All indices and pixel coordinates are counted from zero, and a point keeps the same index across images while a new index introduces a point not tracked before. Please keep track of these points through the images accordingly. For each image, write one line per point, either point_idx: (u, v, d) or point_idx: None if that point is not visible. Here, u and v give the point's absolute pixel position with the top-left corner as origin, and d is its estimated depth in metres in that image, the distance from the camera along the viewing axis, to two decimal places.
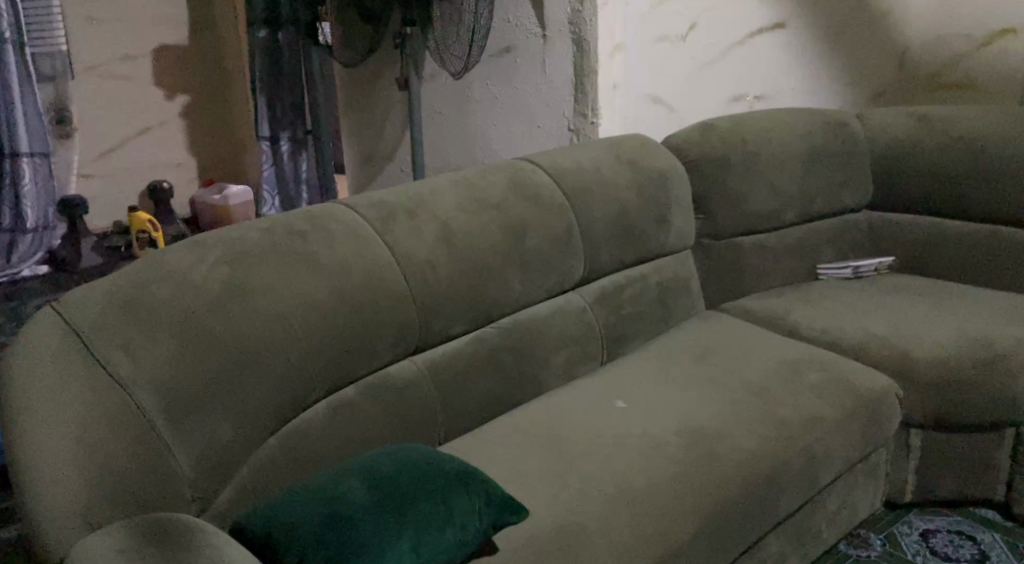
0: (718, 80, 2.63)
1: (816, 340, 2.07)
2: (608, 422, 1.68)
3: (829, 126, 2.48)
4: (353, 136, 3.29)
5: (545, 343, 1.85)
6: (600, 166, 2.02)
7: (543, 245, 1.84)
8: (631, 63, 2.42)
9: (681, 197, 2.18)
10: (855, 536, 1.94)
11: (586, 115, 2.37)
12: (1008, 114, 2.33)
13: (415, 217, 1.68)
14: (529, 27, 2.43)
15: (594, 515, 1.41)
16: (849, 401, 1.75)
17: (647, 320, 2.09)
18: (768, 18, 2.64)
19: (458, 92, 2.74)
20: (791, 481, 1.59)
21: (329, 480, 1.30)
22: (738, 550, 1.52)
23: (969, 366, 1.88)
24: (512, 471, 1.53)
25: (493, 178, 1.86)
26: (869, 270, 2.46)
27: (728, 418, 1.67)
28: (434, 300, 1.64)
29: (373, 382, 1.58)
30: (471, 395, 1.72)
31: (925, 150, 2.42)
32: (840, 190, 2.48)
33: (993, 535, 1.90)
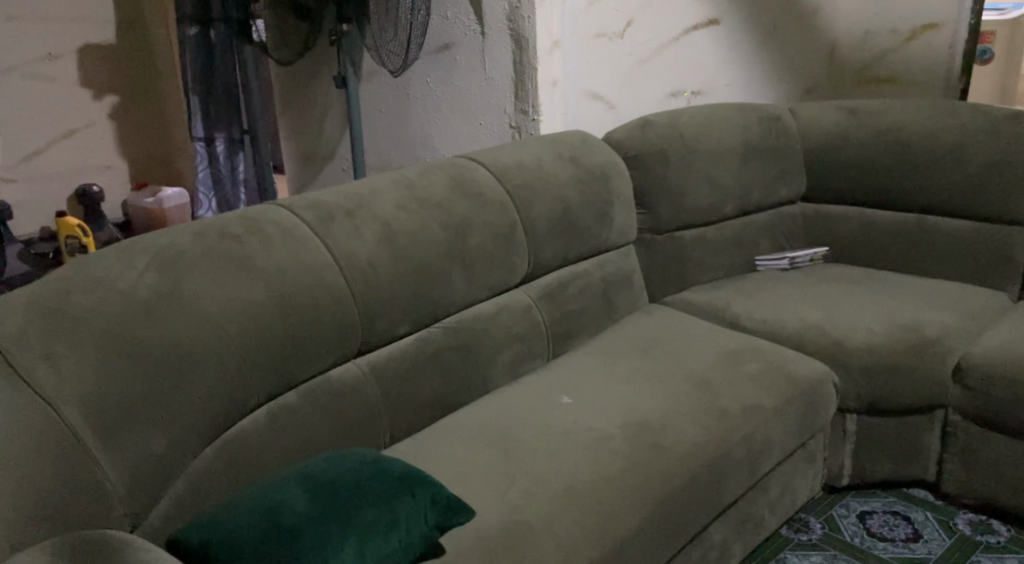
0: (656, 76, 2.64)
1: (755, 331, 2.11)
2: (553, 418, 1.69)
3: (764, 121, 2.53)
4: (292, 136, 3.23)
5: (490, 341, 1.85)
6: (542, 163, 2.03)
7: (486, 242, 1.84)
8: (570, 60, 2.40)
9: (622, 193, 2.20)
10: (797, 521, 1.99)
11: (527, 112, 2.37)
12: (931, 108, 2.42)
13: (356, 217, 1.66)
14: (468, 23, 2.42)
15: (540, 512, 1.41)
16: (787, 389, 1.80)
17: (591, 315, 2.10)
18: (702, 15, 2.68)
19: (398, 90, 2.71)
20: (733, 471, 1.62)
21: (270, 489, 1.27)
22: (683, 541, 1.54)
23: (899, 351, 1.94)
24: (458, 471, 1.53)
25: (434, 176, 1.85)
26: (803, 261, 2.54)
27: (671, 410, 1.70)
28: (376, 301, 1.62)
29: (314, 387, 1.55)
30: (417, 395, 1.71)
31: (855, 143, 2.50)
32: (776, 183, 2.53)
33: (925, 514, 1.97)
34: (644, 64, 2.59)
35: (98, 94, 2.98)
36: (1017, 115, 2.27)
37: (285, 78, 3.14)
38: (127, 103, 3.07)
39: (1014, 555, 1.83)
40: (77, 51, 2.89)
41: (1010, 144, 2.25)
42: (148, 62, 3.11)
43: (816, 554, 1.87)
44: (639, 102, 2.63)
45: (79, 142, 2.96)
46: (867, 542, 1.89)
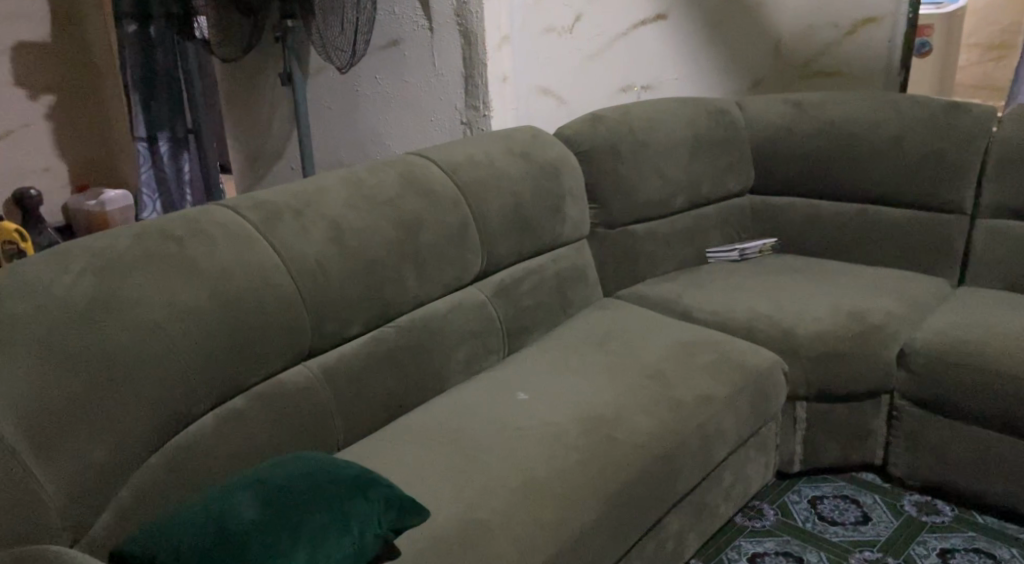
0: (606, 71, 2.65)
1: (708, 322, 2.14)
2: (508, 415, 1.68)
3: (711, 114, 2.56)
4: (238, 135, 3.17)
5: (444, 339, 1.83)
6: (493, 159, 2.02)
7: (437, 239, 1.82)
8: (519, 55, 2.40)
9: (573, 188, 2.20)
10: (750, 508, 2.02)
11: (478, 108, 2.35)
12: (873, 101, 2.48)
13: (304, 216, 1.64)
14: (416, 19, 2.40)
15: (497, 510, 1.40)
16: (738, 378, 1.82)
17: (546, 310, 2.10)
18: (650, 10, 2.70)
19: (347, 86, 2.68)
20: (687, 461, 1.64)
21: (218, 497, 1.24)
22: (639, 532, 1.55)
23: (846, 338, 1.99)
24: (414, 471, 1.51)
25: (384, 173, 1.82)
26: (753, 252, 2.58)
27: (625, 402, 1.71)
28: (326, 301, 1.60)
29: (264, 391, 1.52)
30: (371, 396, 1.68)
31: (800, 135, 2.54)
32: (725, 176, 2.56)
33: (874, 497, 2.02)
34: (593, 59, 2.60)
35: (34, 95, 2.88)
36: (952, 106, 2.34)
37: (229, 76, 3.08)
38: (65, 103, 2.98)
39: (957, 533, 1.89)
40: (10, 50, 2.79)
41: (946, 134, 2.31)
42: (85, 61, 3.01)
43: (769, 540, 1.90)
44: (589, 98, 2.64)
45: (15, 144, 2.86)
46: (819, 526, 1.93)
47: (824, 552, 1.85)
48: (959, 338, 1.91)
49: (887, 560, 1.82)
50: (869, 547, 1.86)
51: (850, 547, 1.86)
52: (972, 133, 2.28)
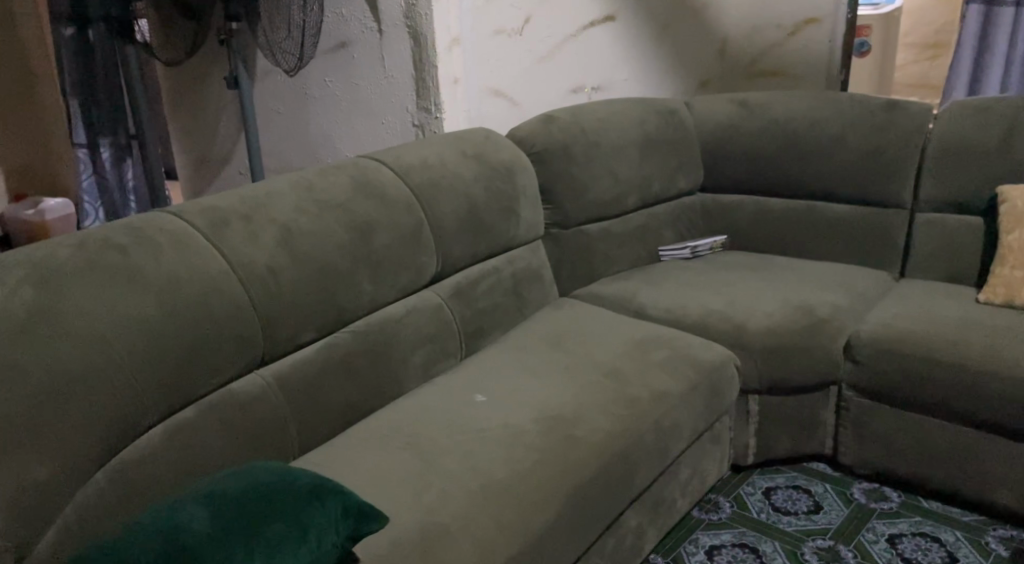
0: (557, 73, 2.67)
1: (662, 319, 2.16)
2: (466, 417, 1.68)
3: (661, 114, 2.59)
4: (184, 140, 3.11)
5: (401, 343, 1.82)
6: (446, 162, 2.02)
7: (391, 243, 1.81)
8: (471, 57, 2.39)
9: (527, 188, 2.21)
10: (707, 501, 2.05)
11: (429, 110, 2.34)
12: (816, 100, 2.54)
13: (254, 222, 1.61)
14: (364, 21, 2.39)
15: (456, 513, 1.40)
16: (692, 374, 1.85)
17: (502, 311, 2.11)
18: (598, 11, 2.72)
19: (295, 90, 2.65)
20: (644, 457, 1.66)
21: (170, 511, 1.22)
22: (598, 530, 1.57)
23: (796, 332, 2.03)
24: (372, 477, 1.50)
25: (335, 177, 1.81)
26: (704, 249, 2.62)
27: (582, 401, 1.72)
28: (279, 307, 1.58)
29: (214, 400, 1.50)
30: (327, 402, 1.67)
31: (747, 134, 2.59)
32: (675, 175, 2.60)
33: (825, 486, 2.07)
34: (544, 61, 2.61)
35: None
36: (891, 104, 2.41)
37: (173, 79, 3.02)
38: None
39: (905, 519, 1.94)
40: None
41: (887, 131, 2.37)
42: None
43: (726, 532, 1.94)
44: (541, 99, 2.65)
45: None
46: (773, 516, 1.97)
47: (778, 542, 1.89)
48: (902, 329, 1.97)
49: (839, 547, 1.86)
50: (822, 535, 1.90)
51: (804, 537, 1.90)
52: (911, 130, 2.34)
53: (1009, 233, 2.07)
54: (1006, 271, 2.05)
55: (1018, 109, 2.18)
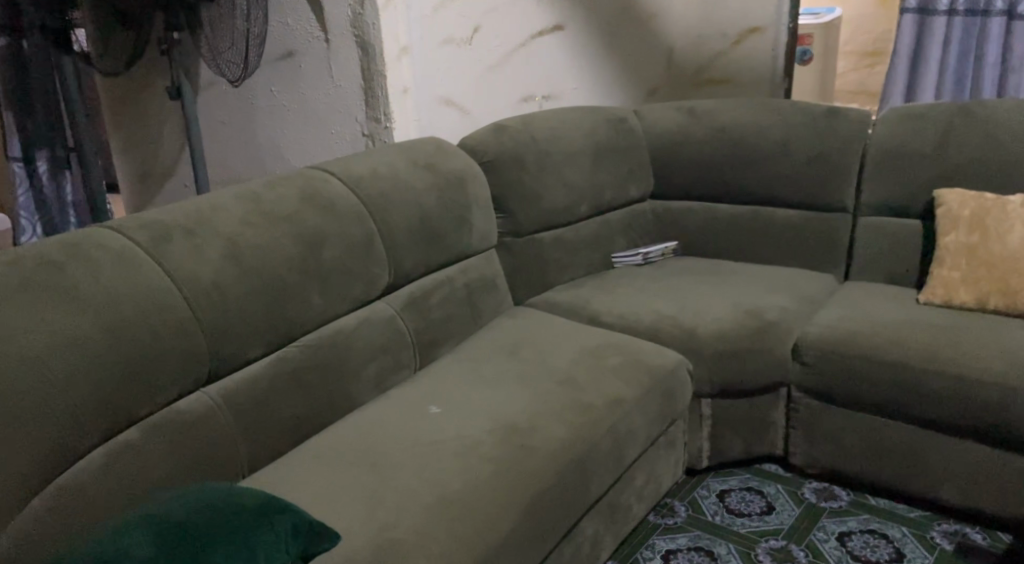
0: (507, 82, 2.67)
1: (615, 326, 2.17)
2: (419, 429, 1.66)
3: (610, 122, 2.62)
4: (125, 153, 3.03)
5: (353, 355, 1.80)
6: (396, 171, 2.00)
7: (341, 254, 1.79)
8: (420, 67, 2.38)
9: (479, 197, 2.20)
10: (662, 506, 2.07)
11: (379, 119, 2.32)
12: (760, 107, 2.59)
13: (197, 236, 1.58)
14: (309, 30, 2.36)
15: (411, 528, 1.38)
16: (646, 379, 1.86)
17: (457, 320, 2.09)
18: (547, 21, 2.74)
19: (241, 100, 2.61)
20: (599, 464, 1.66)
21: (113, 536, 1.18)
22: (554, 539, 1.56)
23: (746, 336, 2.06)
24: (324, 494, 1.48)
25: (282, 189, 1.78)
26: (656, 255, 2.65)
27: (536, 410, 1.71)
28: (225, 322, 1.55)
29: (159, 420, 1.46)
30: (277, 418, 1.64)
31: (694, 142, 2.63)
32: (626, 182, 2.62)
33: (778, 487, 2.10)
34: (494, 70, 2.61)
35: None
36: (832, 111, 2.47)
37: (113, 92, 2.94)
38: None
39: (854, 516, 1.98)
40: None
41: (828, 138, 2.43)
42: None
43: (682, 536, 1.95)
44: (491, 109, 2.64)
45: None
46: (727, 519, 1.99)
47: (732, 544, 1.91)
48: (848, 331, 2.01)
49: (791, 547, 1.89)
50: (774, 535, 1.93)
51: (757, 538, 1.92)
52: (851, 136, 2.40)
53: (946, 236, 2.13)
54: (944, 272, 2.11)
55: (950, 115, 2.25)
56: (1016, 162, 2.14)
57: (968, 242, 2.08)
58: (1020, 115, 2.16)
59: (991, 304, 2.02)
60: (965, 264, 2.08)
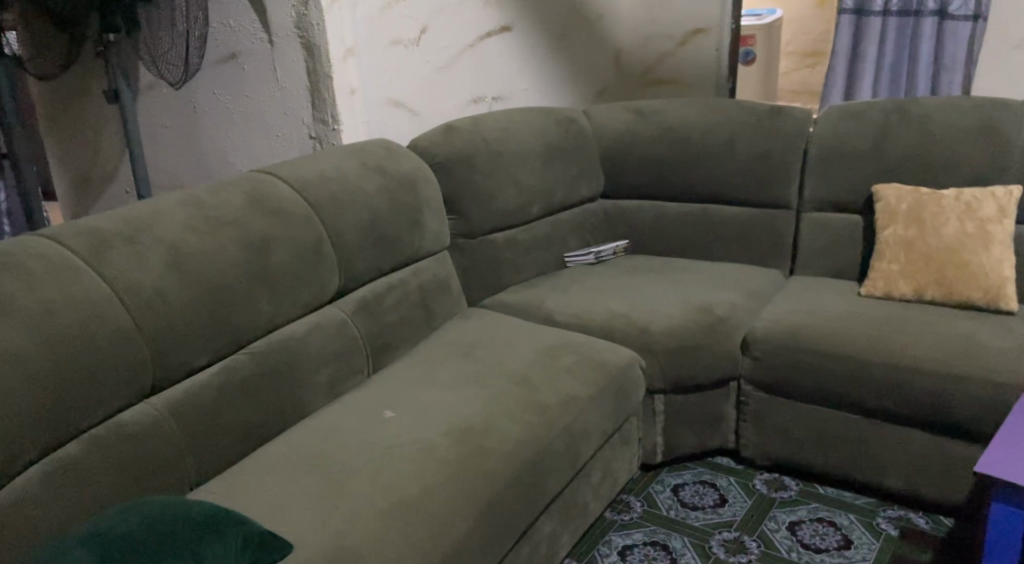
0: (456, 82, 2.65)
1: (568, 325, 2.18)
2: (373, 434, 1.64)
3: (560, 123, 2.63)
4: (63, 158, 2.93)
5: (304, 361, 1.77)
6: (345, 174, 1.98)
7: (290, 259, 1.76)
8: (367, 68, 2.35)
9: (430, 199, 2.19)
10: (618, 502, 2.09)
11: (326, 122, 2.29)
12: (706, 106, 2.63)
13: (138, 243, 1.54)
14: (253, 31, 2.32)
15: (366, 535, 1.37)
16: (599, 377, 1.87)
17: (410, 323, 2.08)
18: (495, 22, 2.74)
19: (183, 103, 2.55)
20: (555, 463, 1.67)
21: (54, 555, 1.14)
22: (511, 540, 1.56)
23: (696, 331, 2.08)
24: (277, 502, 1.45)
25: (227, 193, 1.74)
26: (608, 254, 2.67)
27: (491, 411, 1.71)
28: (169, 331, 1.51)
29: (102, 434, 1.42)
30: (226, 427, 1.60)
31: (643, 141, 2.65)
32: (577, 182, 2.63)
33: (730, 479, 2.14)
34: (442, 71, 2.60)
35: None
36: (775, 110, 2.51)
37: (49, 96, 2.84)
38: None
39: (803, 506, 2.02)
40: None
41: (772, 136, 2.48)
42: None
43: (638, 531, 1.97)
44: (441, 110, 2.63)
45: None
46: (681, 513, 2.02)
47: (687, 537, 1.93)
48: (795, 324, 2.05)
49: (744, 538, 1.92)
50: (728, 527, 1.96)
51: (711, 530, 1.95)
52: (794, 135, 2.45)
53: (885, 230, 2.19)
54: (883, 265, 2.17)
55: (887, 112, 2.32)
56: (950, 158, 2.21)
57: (906, 235, 2.14)
58: (953, 112, 2.23)
59: (928, 295, 2.09)
60: (903, 257, 2.14)
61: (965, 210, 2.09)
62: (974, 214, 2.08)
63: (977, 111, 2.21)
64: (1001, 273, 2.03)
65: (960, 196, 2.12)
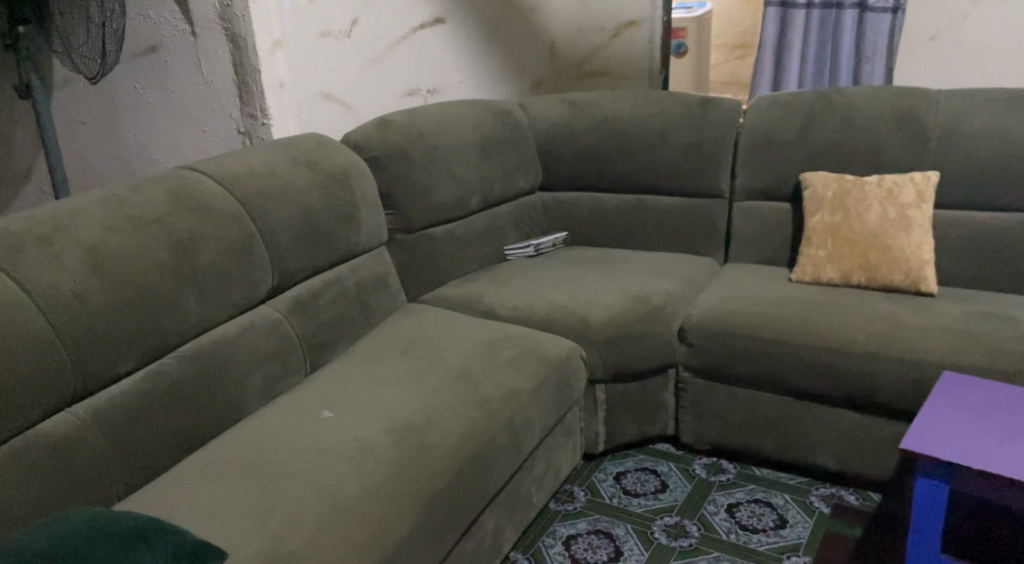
0: (390, 75, 2.61)
1: (508, 317, 2.18)
2: (311, 435, 1.61)
3: (496, 115, 2.62)
4: None
5: (238, 362, 1.72)
6: (275, 169, 1.93)
7: (218, 257, 1.71)
8: (296, 61, 2.29)
9: (366, 194, 2.15)
10: (562, 493, 2.09)
11: (255, 116, 2.23)
12: (639, 98, 2.65)
13: (54, 245, 1.47)
14: (174, 23, 2.24)
15: (305, 538, 1.34)
16: (540, 369, 1.87)
17: (348, 320, 2.04)
18: (428, 14, 2.70)
19: (102, 98, 2.45)
20: (497, 457, 1.66)
21: None
22: (454, 536, 1.55)
23: (634, 321, 2.10)
24: (210, 508, 1.41)
25: (149, 191, 1.68)
26: (547, 246, 2.67)
27: (432, 407, 1.69)
28: (89, 335, 1.46)
29: (20, 445, 1.36)
30: (155, 434, 1.55)
31: (578, 133, 2.66)
32: (514, 175, 2.63)
33: (671, 465, 2.17)
34: (375, 63, 2.55)
35: None
36: (705, 101, 2.55)
37: None
38: None
39: (741, 488, 2.06)
40: None
41: (704, 126, 2.51)
42: None
43: (582, 520, 1.98)
44: (374, 103, 2.59)
45: None
46: (624, 500, 2.04)
47: (630, 524, 1.95)
48: (730, 311, 2.08)
49: (684, 523, 1.94)
50: (668, 512, 1.98)
51: (653, 516, 1.97)
52: (725, 125, 2.49)
53: (812, 217, 2.24)
54: (812, 251, 2.23)
55: (813, 102, 2.37)
56: (874, 146, 2.27)
57: (832, 222, 2.20)
58: (873, 102, 2.30)
59: (854, 280, 2.15)
60: (830, 243, 2.19)
61: (887, 196, 2.16)
62: (896, 200, 2.15)
63: (897, 100, 2.27)
64: (921, 257, 2.10)
65: (882, 182, 2.19)
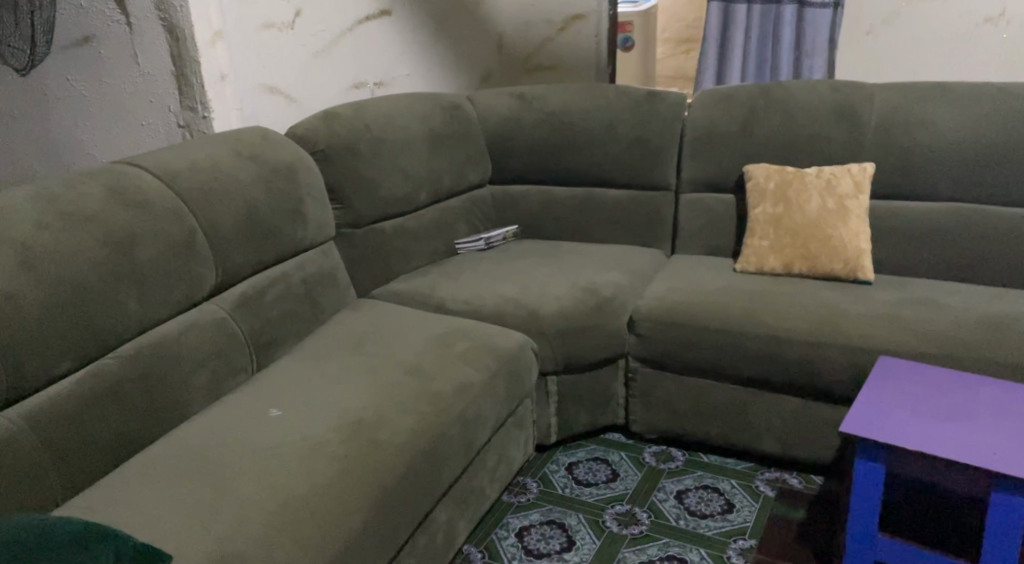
0: (335, 68, 2.58)
1: (459, 311, 2.17)
2: (259, 434, 1.58)
3: (443, 108, 2.60)
4: None
5: (182, 361, 1.69)
6: (217, 163, 1.88)
7: (158, 254, 1.67)
8: (237, 52, 2.25)
9: (312, 188, 2.12)
10: (515, 484, 2.10)
11: (195, 109, 2.17)
12: (586, 91, 2.66)
13: None
14: (108, 14, 2.17)
15: (253, 538, 1.32)
16: (490, 363, 1.87)
17: (296, 316, 2.01)
18: (373, 6, 2.67)
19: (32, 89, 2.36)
20: (448, 452, 1.65)
21: None
22: (406, 531, 1.54)
23: (584, 313, 2.11)
24: (154, 511, 1.38)
25: (85, 186, 1.63)
26: (497, 240, 2.67)
27: (382, 402, 1.68)
28: (22, 336, 1.41)
29: None
30: (96, 436, 1.51)
31: (526, 126, 2.67)
32: (463, 168, 2.62)
33: (621, 455, 2.19)
34: (318, 56, 2.51)
35: None
36: (651, 94, 2.57)
37: None
38: None
39: (689, 475, 2.09)
40: None
41: (650, 119, 2.54)
42: None
43: (534, 512, 1.99)
44: (319, 96, 2.55)
45: None
46: (576, 490, 2.05)
47: (581, 513, 1.97)
48: (678, 302, 2.11)
49: (634, 510, 1.97)
50: (619, 501, 2.00)
51: (604, 505, 1.99)
52: (671, 118, 2.52)
53: (755, 208, 2.28)
54: (755, 241, 2.27)
55: (755, 95, 2.41)
56: (815, 139, 2.32)
57: (774, 213, 2.24)
58: (813, 95, 2.35)
59: (796, 269, 2.20)
60: (772, 233, 2.24)
61: (825, 186, 2.21)
62: (834, 190, 2.20)
63: (835, 93, 2.33)
64: (858, 246, 2.16)
65: (821, 173, 2.24)
